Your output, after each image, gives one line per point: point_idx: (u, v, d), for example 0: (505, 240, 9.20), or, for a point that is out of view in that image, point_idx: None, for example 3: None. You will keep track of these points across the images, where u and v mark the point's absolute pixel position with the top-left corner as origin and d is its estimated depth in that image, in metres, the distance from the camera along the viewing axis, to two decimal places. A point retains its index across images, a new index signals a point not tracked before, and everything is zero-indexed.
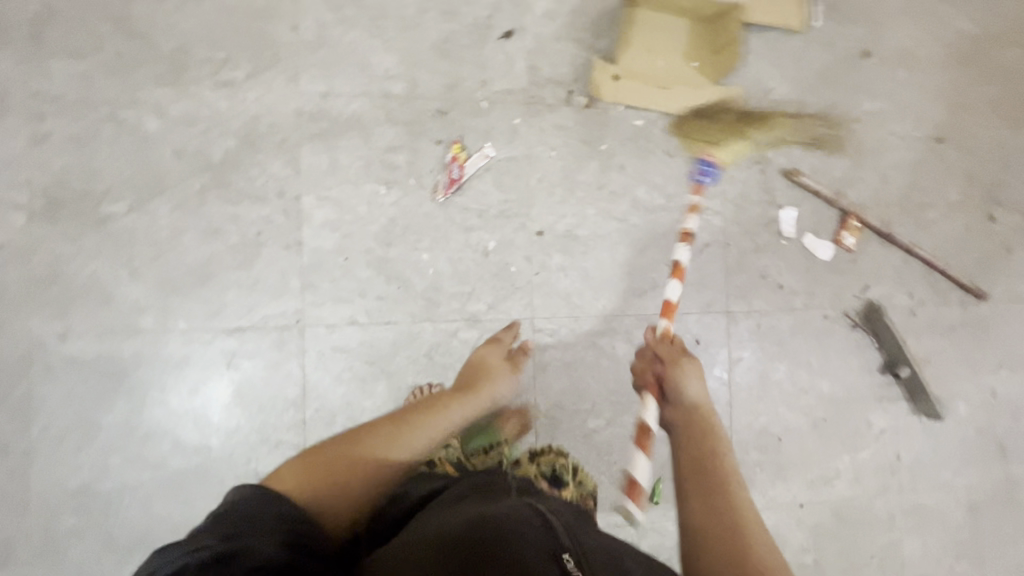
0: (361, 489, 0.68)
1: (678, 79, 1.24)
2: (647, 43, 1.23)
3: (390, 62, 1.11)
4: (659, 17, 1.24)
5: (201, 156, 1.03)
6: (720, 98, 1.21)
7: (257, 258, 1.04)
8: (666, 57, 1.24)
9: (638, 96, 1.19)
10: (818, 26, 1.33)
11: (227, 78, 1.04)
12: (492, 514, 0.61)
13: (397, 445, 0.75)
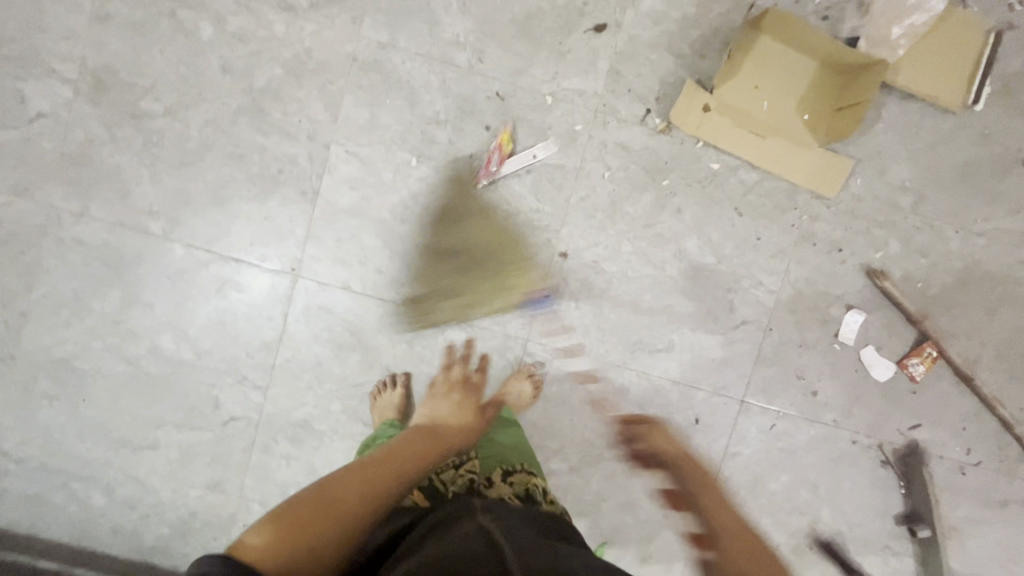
0: (342, 529, 0.62)
1: (781, 127, 1.04)
2: (756, 76, 1.03)
3: (461, 27, 1.01)
4: (781, 49, 1.03)
5: (246, 78, 1.00)
6: (816, 165, 1.05)
7: (272, 195, 1.02)
8: (776, 98, 1.04)
9: (724, 137, 1.04)
10: (979, 110, 1.08)
11: (292, 3, 0.99)
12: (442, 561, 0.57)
13: (374, 477, 0.70)
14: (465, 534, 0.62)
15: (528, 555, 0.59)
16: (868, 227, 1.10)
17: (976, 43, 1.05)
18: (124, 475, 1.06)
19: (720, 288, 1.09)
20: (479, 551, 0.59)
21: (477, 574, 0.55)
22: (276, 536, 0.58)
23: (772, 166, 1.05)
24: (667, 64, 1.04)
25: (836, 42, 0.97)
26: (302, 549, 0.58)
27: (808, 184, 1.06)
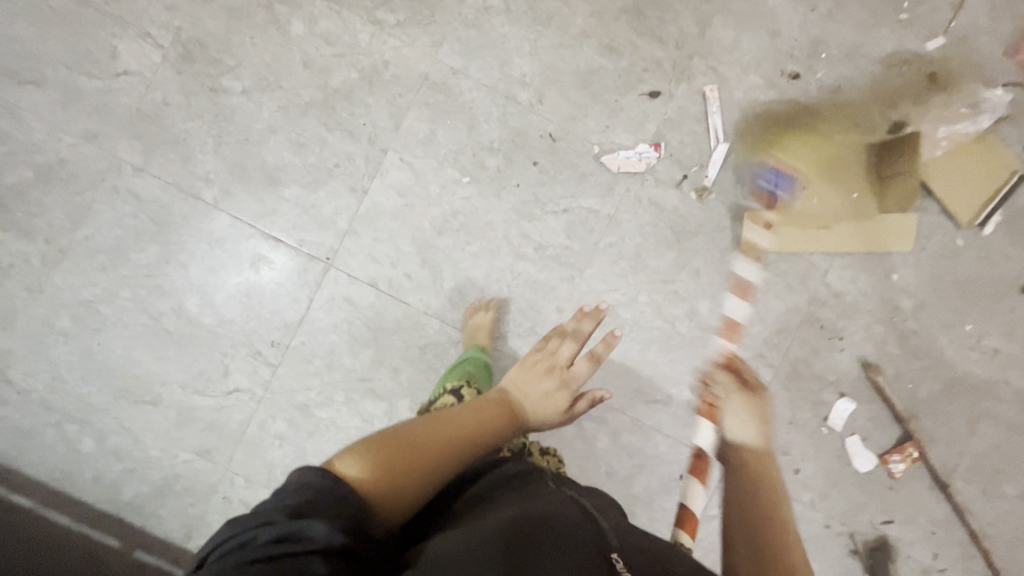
0: (427, 476, 0.59)
1: (837, 216, 1.14)
2: (813, 174, 1.13)
3: (528, 69, 1.09)
4: (817, 151, 1.14)
5: (323, 75, 1.07)
6: (877, 239, 1.15)
7: (323, 185, 1.08)
8: (823, 195, 1.13)
9: (791, 240, 1.14)
10: (987, 233, 1.17)
11: (378, 17, 1.07)
12: (539, 514, 0.56)
13: (462, 437, 0.65)
14: (557, 498, 0.62)
15: (623, 534, 0.58)
16: (869, 321, 1.16)
17: (1000, 165, 1.15)
18: (119, 425, 1.07)
19: (724, 352, 1.14)
20: (575, 514, 0.58)
21: (576, 533, 0.54)
22: (370, 466, 0.55)
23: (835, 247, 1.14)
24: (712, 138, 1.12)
25: (853, 131, 1.15)
26: (388, 493, 0.55)
27: (892, 246, 1.15)
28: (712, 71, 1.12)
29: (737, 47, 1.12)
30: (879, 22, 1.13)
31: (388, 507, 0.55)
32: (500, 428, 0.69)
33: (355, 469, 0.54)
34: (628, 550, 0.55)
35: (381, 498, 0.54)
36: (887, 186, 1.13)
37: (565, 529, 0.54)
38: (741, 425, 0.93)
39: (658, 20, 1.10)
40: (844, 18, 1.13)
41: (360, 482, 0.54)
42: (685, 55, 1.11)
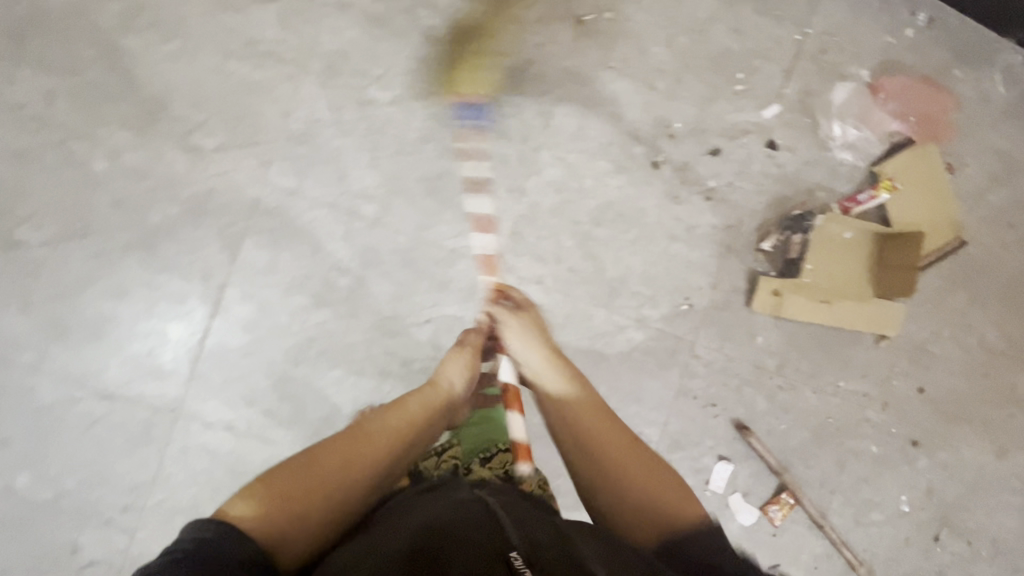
0: (339, 496, 0.63)
1: (827, 283, 1.20)
2: (816, 252, 1.19)
3: (370, 181, 1.04)
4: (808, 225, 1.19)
5: (139, 213, 0.98)
6: (866, 304, 1.21)
7: (157, 332, 1.00)
8: (816, 265, 1.19)
9: (795, 308, 1.19)
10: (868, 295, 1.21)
11: (195, 143, 0.98)
12: (441, 526, 0.56)
13: (361, 463, 0.66)
14: (472, 501, 0.62)
15: (531, 528, 0.58)
16: (739, 384, 1.20)
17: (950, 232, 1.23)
18: None
19: None
20: (482, 513, 0.59)
21: (475, 535, 0.55)
22: (264, 501, 0.60)
23: (830, 314, 1.20)
24: (577, 238, 1.12)
25: (864, 223, 1.20)
26: (290, 522, 0.59)
27: (880, 328, 1.21)
28: (561, 160, 1.10)
29: (583, 135, 1.11)
30: (717, 94, 1.15)
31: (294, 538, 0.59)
32: (401, 438, 0.71)
33: (253, 508, 0.59)
34: (527, 540, 0.55)
35: (277, 535, 0.58)
36: (889, 274, 1.19)
37: (463, 534, 0.55)
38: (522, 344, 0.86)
39: (500, 116, 1.07)
40: (684, 94, 1.14)
41: (251, 522, 0.57)
42: (532, 148, 1.09)
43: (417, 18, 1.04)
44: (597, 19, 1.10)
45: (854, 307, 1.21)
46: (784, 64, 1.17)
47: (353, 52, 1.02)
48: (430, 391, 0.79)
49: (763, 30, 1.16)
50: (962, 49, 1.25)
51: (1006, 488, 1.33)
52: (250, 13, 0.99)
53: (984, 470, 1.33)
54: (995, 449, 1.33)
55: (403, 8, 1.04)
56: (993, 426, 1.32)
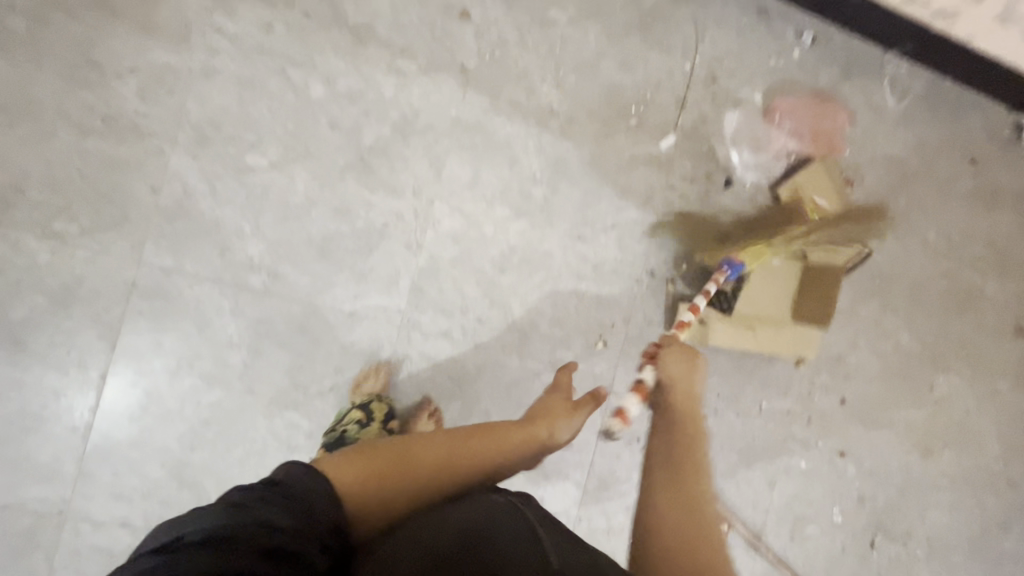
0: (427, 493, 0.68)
1: (756, 311, 1.19)
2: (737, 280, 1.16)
3: (255, 250, 1.00)
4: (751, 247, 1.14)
5: (1, 309, 0.92)
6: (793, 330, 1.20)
7: (33, 432, 0.93)
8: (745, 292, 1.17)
9: (727, 336, 1.17)
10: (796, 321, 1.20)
11: (59, 230, 0.93)
12: (481, 533, 0.55)
13: (455, 468, 0.71)
14: (505, 509, 0.62)
15: (562, 547, 0.57)
16: None
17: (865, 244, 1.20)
18: None
19: (530, 482, 1.16)
20: (516, 526, 0.58)
21: (511, 549, 0.53)
22: (363, 469, 0.65)
23: (758, 341, 1.19)
24: (482, 288, 1.09)
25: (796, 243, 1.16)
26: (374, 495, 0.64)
27: (804, 353, 1.20)
28: (458, 211, 1.08)
29: (478, 182, 1.08)
30: (611, 129, 1.14)
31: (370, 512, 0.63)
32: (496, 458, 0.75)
33: (350, 472, 0.64)
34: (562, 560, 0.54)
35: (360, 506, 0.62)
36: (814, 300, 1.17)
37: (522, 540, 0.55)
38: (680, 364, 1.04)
39: (389, 171, 1.04)
40: (578, 133, 1.13)
41: (348, 483, 0.63)
42: (425, 201, 1.06)
43: (290, 77, 1.00)
44: (481, 65, 1.08)
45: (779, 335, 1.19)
46: (676, 93, 1.17)
47: (225, 119, 0.98)
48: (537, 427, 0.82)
49: (651, 62, 1.16)
50: (850, 64, 1.27)
51: (935, 487, 1.35)
52: (106, 87, 0.94)
53: (913, 471, 1.34)
54: (921, 451, 1.34)
55: (274, 68, 0.99)
56: (919, 427, 1.34)
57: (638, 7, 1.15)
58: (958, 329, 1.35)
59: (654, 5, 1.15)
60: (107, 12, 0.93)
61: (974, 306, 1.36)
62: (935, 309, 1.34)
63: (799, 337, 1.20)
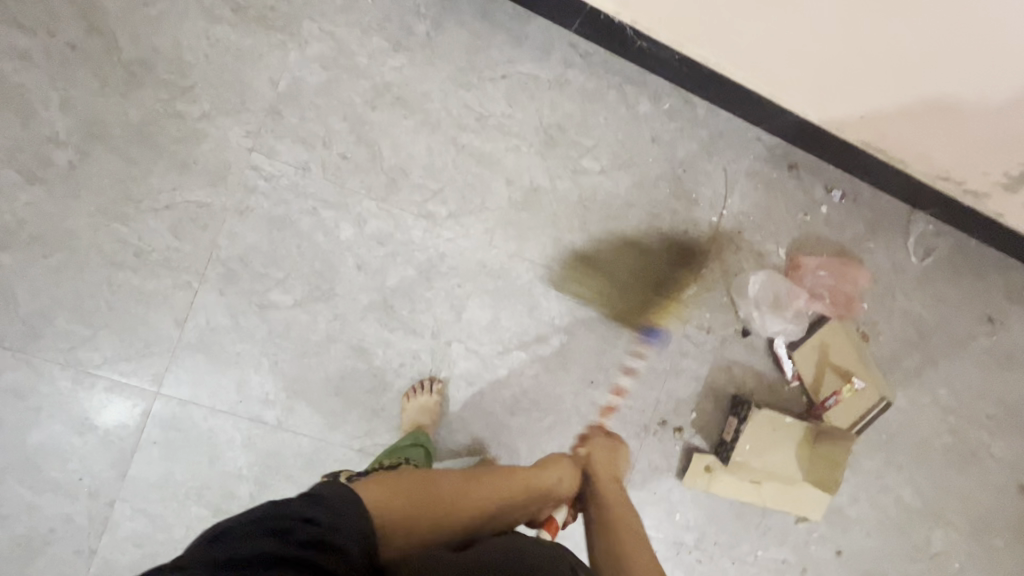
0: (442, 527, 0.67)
1: (765, 470, 1.19)
2: (754, 439, 1.18)
3: (272, 385, 1.01)
4: (769, 415, 1.17)
5: (20, 433, 0.93)
6: (795, 491, 1.21)
7: (39, 553, 0.95)
8: (757, 451, 1.18)
9: (730, 488, 1.18)
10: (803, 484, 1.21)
11: (82, 358, 0.94)
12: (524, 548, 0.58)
13: (470, 504, 0.71)
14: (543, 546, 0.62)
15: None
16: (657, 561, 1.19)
17: (887, 395, 1.22)
18: None
19: None
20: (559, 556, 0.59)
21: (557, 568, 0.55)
22: (388, 493, 0.65)
23: (761, 498, 1.19)
24: (491, 430, 1.10)
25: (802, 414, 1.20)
26: (398, 516, 0.63)
27: (804, 513, 1.22)
28: (474, 352, 1.08)
29: (496, 325, 1.09)
30: (633, 277, 1.15)
31: (397, 537, 0.62)
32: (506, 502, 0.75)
33: (377, 494, 0.63)
34: None
35: (387, 526, 0.61)
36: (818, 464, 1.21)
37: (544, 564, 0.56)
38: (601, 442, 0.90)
39: (410, 312, 1.05)
40: (600, 280, 1.13)
41: (377, 503, 0.62)
42: (442, 342, 1.07)
43: (321, 217, 1.01)
44: (510, 210, 1.08)
45: (783, 493, 1.20)
46: (700, 244, 1.18)
47: (254, 256, 0.99)
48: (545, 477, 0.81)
49: (679, 213, 1.16)
50: (876, 222, 1.27)
51: None
52: (141, 222, 0.95)
53: None
54: None
55: (307, 208, 1.00)
56: None
57: (671, 159, 1.15)
58: (959, 486, 1.35)
59: (687, 157, 1.16)
60: (150, 149, 0.94)
61: (979, 465, 1.36)
62: (939, 466, 1.34)
63: (801, 497, 1.21)
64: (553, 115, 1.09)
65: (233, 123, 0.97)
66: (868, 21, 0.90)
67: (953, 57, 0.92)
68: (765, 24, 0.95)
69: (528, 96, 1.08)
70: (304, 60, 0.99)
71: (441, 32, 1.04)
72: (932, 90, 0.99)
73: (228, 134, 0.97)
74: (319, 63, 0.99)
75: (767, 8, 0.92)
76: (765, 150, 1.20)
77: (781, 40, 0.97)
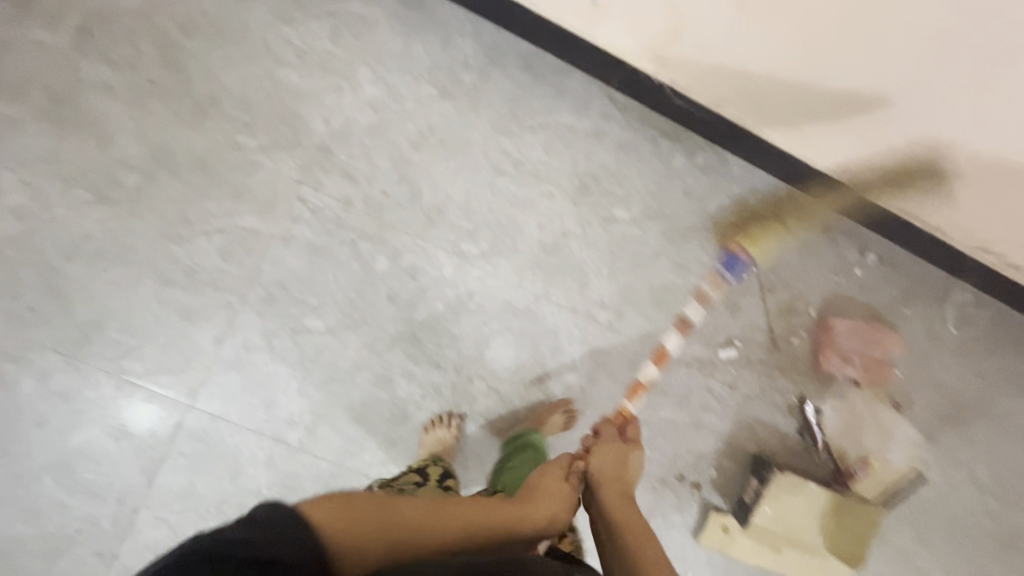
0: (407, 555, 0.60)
1: (787, 537, 1.15)
2: (775, 504, 1.14)
3: (298, 407, 1.04)
4: (790, 480, 1.14)
5: (60, 434, 0.98)
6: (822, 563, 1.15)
7: (64, 553, 0.98)
8: (779, 518, 1.14)
9: (748, 552, 1.15)
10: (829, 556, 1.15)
11: (125, 367, 1.00)
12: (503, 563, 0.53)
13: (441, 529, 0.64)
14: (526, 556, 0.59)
15: None
16: None
17: (915, 466, 1.21)
18: None
19: None
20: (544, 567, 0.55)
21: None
22: (344, 515, 0.58)
23: (782, 566, 1.15)
24: None
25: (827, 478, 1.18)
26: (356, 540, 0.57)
27: None
28: (495, 390, 1.10)
29: (518, 365, 1.10)
30: (658, 327, 1.15)
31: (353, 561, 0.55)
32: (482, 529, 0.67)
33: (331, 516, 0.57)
34: None
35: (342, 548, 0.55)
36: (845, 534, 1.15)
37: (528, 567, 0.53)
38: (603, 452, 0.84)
39: (435, 346, 1.08)
40: (625, 328, 1.14)
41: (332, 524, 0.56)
42: (464, 377, 1.09)
43: (359, 248, 1.05)
44: (539, 253, 1.11)
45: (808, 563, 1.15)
46: (727, 299, 1.18)
47: (292, 282, 1.03)
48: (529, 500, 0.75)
49: (708, 266, 1.17)
50: (913, 288, 1.24)
51: None
52: (192, 244, 1.01)
53: None
54: None
55: (347, 240, 1.05)
56: None
57: (702, 213, 1.16)
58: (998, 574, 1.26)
59: (719, 212, 1.17)
60: (208, 176, 1.01)
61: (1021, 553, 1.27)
62: (977, 550, 1.26)
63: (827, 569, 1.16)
64: (588, 164, 1.12)
65: (286, 157, 1.03)
66: (909, 97, 0.90)
67: (992, 124, 0.89)
68: (804, 97, 0.98)
69: (565, 145, 1.12)
70: (357, 102, 1.05)
71: (486, 82, 1.09)
72: (977, 167, 0.97)
73: (281, 166, 1.03)
74: (370, 105, 1.06)
75: (805, 82, 0.95)
76: (799, 210, 1.20)
77: (821, 113, 0.99)
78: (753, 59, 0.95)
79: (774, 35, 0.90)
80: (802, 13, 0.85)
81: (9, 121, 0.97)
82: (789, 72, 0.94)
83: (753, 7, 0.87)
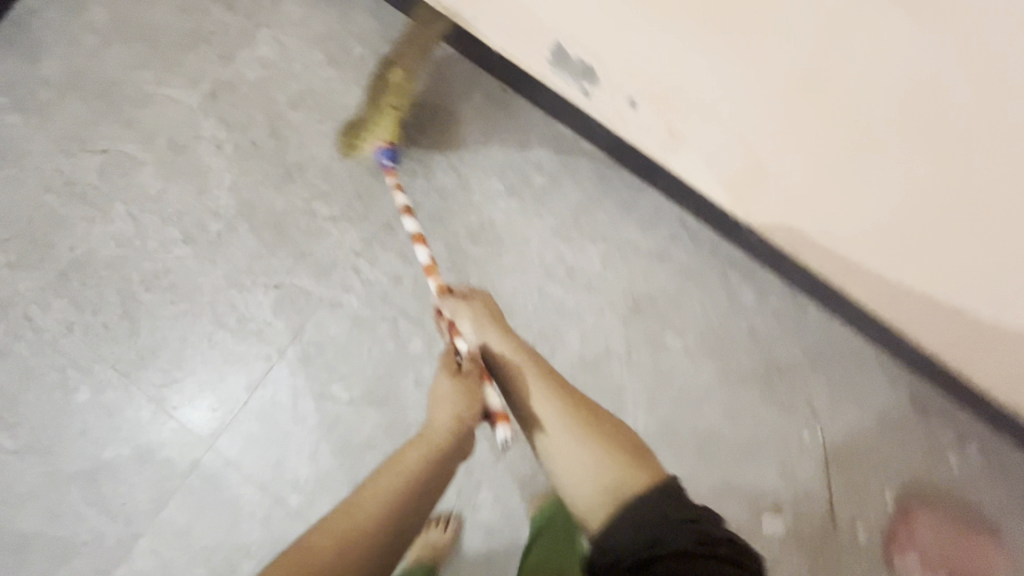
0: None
1: None
2: None
3: (305, 472, 1.04)
4: None
5: (95, 446, 1.05)
6: None
7: (66, 562, 1.01)
8: None
9: None
10: None
11: (165, 396, 1.06)
12: None
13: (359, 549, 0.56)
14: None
15: None
16: None
17: None
18: None
19: None
20: None
21: None
22: None
23: None
24: None
25: None
26: None
27: None
28: (501, 503, 1.02)
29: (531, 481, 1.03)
30: (698, 480, 1.01)
31: None
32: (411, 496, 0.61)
33: None
34: None
35: None
36: None
37: None
38: (490, 336, 0.79)
39: None
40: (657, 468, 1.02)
41: None
42: (473, 481, 1.03)
43: (398, 327, 1.06)
44: (581, 371, 1.03)
45: None
46: (783, 460, 1.02)
47: (329, 347, 1.06)
48: (439, 429, 0.69)
49: (763, 419, 1.04)
50: (1016, 495, 1.03)
51: None
52: (252, 294, 1.07)
53: None
54: None
55: (388, 316, 1.06)
56: None
57: (765, 358, 1.05)
58: None
59: (784, 361, 1.05)
60: (280, 235, 1.09)
61: None
62: None
63: None
64: (645, 284, 1.07)
65: (352, 228, 1.09)
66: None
67: None
68: (917, 262, 0.84)
69: (624, 261, 1.08)
70: (428, 187, 1.09)
71: (554, 187, 1.10)
72: None
73: (344, 236, 1.08)
74: (438, 192, 1.09)
75: (919, 248, 0.82)
76: (880, 375, 1.06)
77: (938, 281, 0.84)
78: (851, 218, 0.85)
79: (859, 199, 0.81)
80: (907, 183, 0.75)
81: (133, 161, 1.11)
82: (897, 236, 0.82)
83: (835, 170, 0.79)
